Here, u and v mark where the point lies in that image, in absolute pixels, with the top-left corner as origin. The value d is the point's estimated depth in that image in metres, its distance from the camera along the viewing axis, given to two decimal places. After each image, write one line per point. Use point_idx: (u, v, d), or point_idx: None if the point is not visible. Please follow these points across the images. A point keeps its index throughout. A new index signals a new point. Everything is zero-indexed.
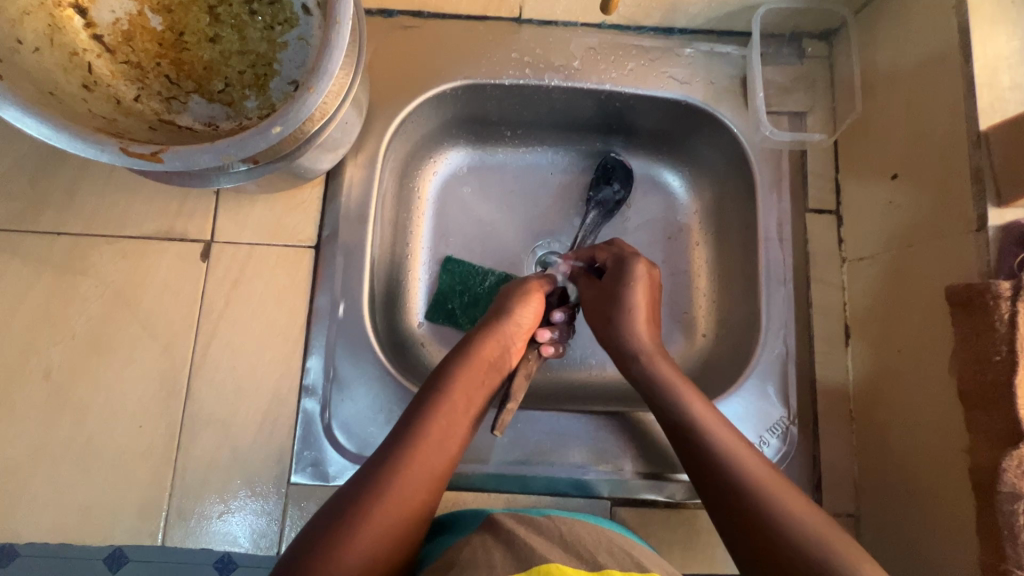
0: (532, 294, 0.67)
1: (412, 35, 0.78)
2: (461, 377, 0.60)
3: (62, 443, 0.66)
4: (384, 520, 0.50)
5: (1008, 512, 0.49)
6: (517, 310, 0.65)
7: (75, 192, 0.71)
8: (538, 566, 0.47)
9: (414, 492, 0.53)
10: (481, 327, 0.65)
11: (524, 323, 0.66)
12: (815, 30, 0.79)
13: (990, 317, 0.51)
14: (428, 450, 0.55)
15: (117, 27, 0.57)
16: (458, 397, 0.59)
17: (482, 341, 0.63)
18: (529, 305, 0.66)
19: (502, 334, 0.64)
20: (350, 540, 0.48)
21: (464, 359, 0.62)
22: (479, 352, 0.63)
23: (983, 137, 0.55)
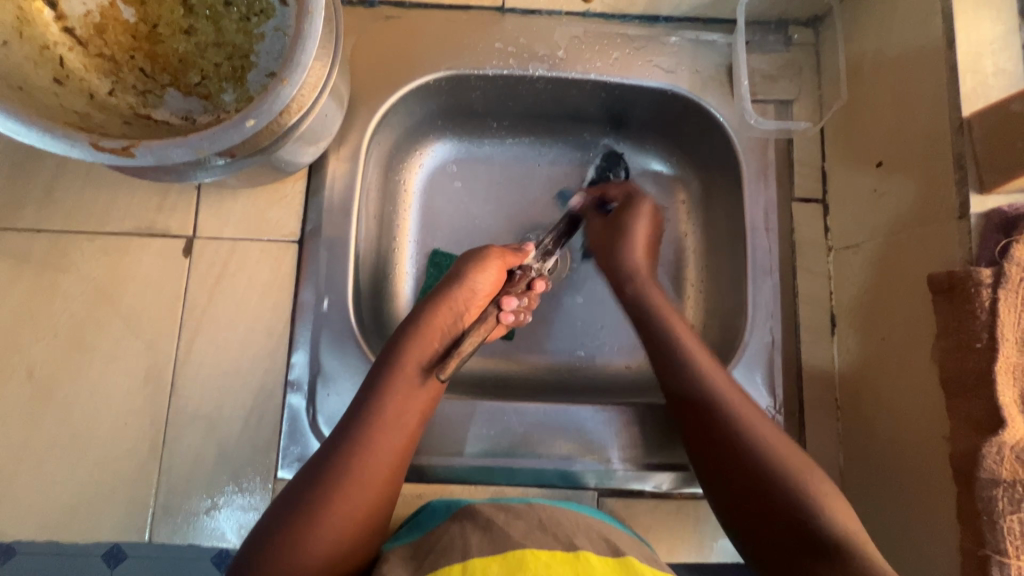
0: (489, 258, 0.65)
1: (393, 26, 0.76)
2: (415, 349, 0.60)
3: (47, 442, 0.66)
4: (356, 502, 0.53)
5: (987, 497, 0.49)
6: (471, 276, 0.64)
7: (54, 189, 0.71)
8: (514, 552, 0.49)
9: (377, 470, 0.55)
10: (433, 295, 0.64)
11: (478, 288, 0.64)
12: (802, 17, 0.78)
13: (971, 304, 0.51)
14: (387, 431, 0.56)
15: (89, 20, 0.56)
16: (414, 371, 0.59)
17: (435, 311, 0.62)
18: (484, 272, 0.64)
19: (453, 301, 0.63)
20: (314, 525, 0.51)
21: (419, 329, 0.61)
22: (430, 321, 0.62)
23: (967, 123, 0.55)
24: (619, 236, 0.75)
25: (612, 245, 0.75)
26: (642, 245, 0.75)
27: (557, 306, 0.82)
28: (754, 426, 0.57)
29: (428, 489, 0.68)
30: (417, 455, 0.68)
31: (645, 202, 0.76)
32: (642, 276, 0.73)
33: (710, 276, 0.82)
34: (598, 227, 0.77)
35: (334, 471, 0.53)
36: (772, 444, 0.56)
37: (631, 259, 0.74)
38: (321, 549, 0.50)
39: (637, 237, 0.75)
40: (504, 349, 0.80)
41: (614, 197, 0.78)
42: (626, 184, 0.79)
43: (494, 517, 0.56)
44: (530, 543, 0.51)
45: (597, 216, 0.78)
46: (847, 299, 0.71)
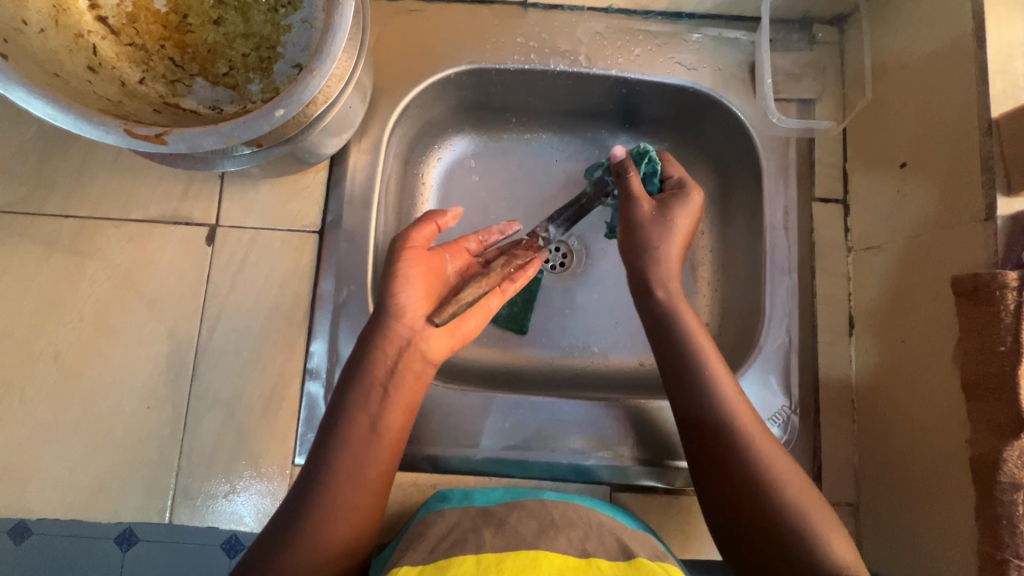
0: (407, 265, 0.60)
1: (416, 19, 0.77)
2: (372, 372, 0.59)
3: (72, 422, 0.67)
4: (328, 531, 0.54)
5: (1008, 502, 0.49)
6: (396, 292, 0.59)
7: (81, 175, 0.72)
8: (527, 552, 0.50)
9: (348, 501, 0.55)
10: (370, 323, 0.60)
11: (410, 298, 0.60)
12: (827, 16, 0.77)
13: (996, 307, 0.51)
14: (347, 468, 0.56)
15: (122, 9, 0.57)
16: (369, 396, 0.58)
17: (381, 332, 0.59)
18: (410, 284, 0.60)
19: (387, 325, 0.59)
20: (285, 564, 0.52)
21: (370, 353, 0.59)
22: (376, 349, 0.59)
23: (995, 125, 0.54)
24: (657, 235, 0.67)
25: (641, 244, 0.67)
26: (676, 240, 0.67)
27: (572, 302, 0.82)
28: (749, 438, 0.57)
29: (442, 479, 0.69)
30: (432, 446, 0.69)
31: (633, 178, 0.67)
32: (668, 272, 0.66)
33: (726, 274, 0.82)
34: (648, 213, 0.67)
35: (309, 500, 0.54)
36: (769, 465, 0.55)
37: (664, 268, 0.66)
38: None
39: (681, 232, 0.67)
40: (520, 343, 0.81)
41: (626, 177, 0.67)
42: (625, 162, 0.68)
43: (509, 515, 0.57)
44: (543, 544, 0.52)
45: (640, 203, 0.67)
46: (864, 300, 0.71)
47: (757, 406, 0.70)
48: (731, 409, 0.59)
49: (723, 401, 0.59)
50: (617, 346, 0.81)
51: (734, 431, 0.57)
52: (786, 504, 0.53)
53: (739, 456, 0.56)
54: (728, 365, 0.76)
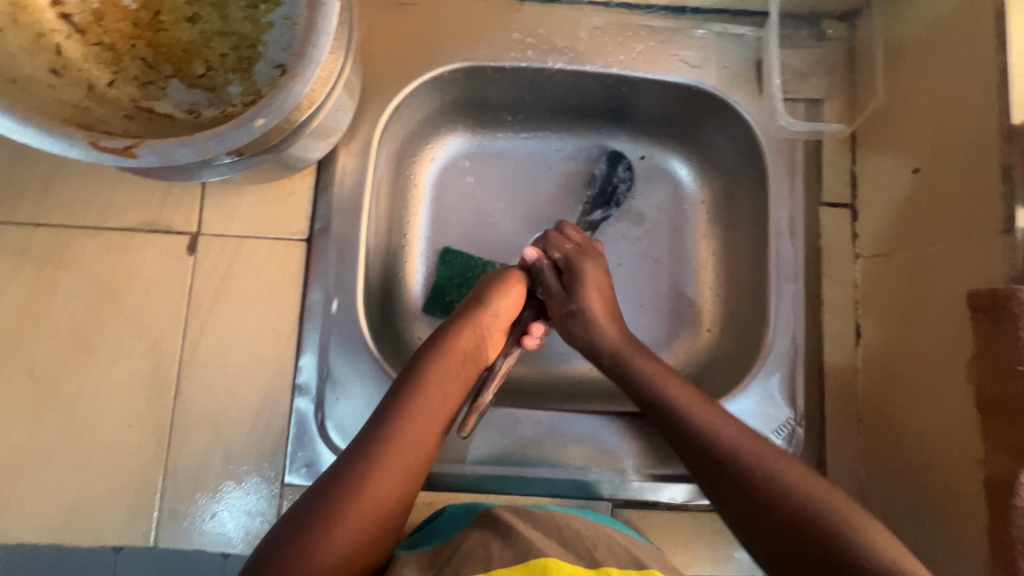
0: (510, 283, 0.65)
1: (407, 14, 0.73)
2: (434, 370, 0.58)
3: (49, 443, 0.64)
4: (350, 531, 0.49)
5: (1022, 526, 0.48)
6: (494, 299, 0.63)
7: (53, 181, 0.68)
8: (534, 562, 0.48)
9: (395, 482, 0.52)
10: (457, 316, 0.62)
11: (503, 312, 0.63)
12: (837, 11, 0.74)
13: (1014, 324, 0.49)
14: (405, 447, 0.53)
15: (88, 6, 0.53)
16: (424, 396, 0.56)
17: (455, 331, 0.61)
18: (507, 296, 0.64)
19: (477, 325, 0.62)
20: (327, 537, 0.48)
21: (440, 347, 0.59)
22: (454, 344, 0.60)
23: (1016, 132, 0.52)
24: (577, 323, 0.65)
25: (578, 330, 0.65)
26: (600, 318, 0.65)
27: None
28: (710, 434, 0.56)
29: (439, 497, 0.67)
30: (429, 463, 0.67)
31: (587, 264, 0.67)
32: (615, 351, 0.64)
33: (729, 281, 0.79)
34: (559, 313, 0.66)
35: (340, 491, 0.50)
36: (746, 457, 0.54)
37: (605, 334, 0.64)
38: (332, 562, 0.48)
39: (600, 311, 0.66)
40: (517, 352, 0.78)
41: (558, 258, 0.68)
42: (565, 230, 0.70)
43: (512, 522, 0.55)
44: (550, 552, 0.50)
45: (592, 305, 0.66)
46: (872, 310, 0.69)
47: (762, 418, 0.69)
48: (697, 422, 0.57)
49: (694, 416, 0.57)
50: None
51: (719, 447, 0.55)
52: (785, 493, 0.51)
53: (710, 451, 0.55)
54: (732, 374, 0.74)
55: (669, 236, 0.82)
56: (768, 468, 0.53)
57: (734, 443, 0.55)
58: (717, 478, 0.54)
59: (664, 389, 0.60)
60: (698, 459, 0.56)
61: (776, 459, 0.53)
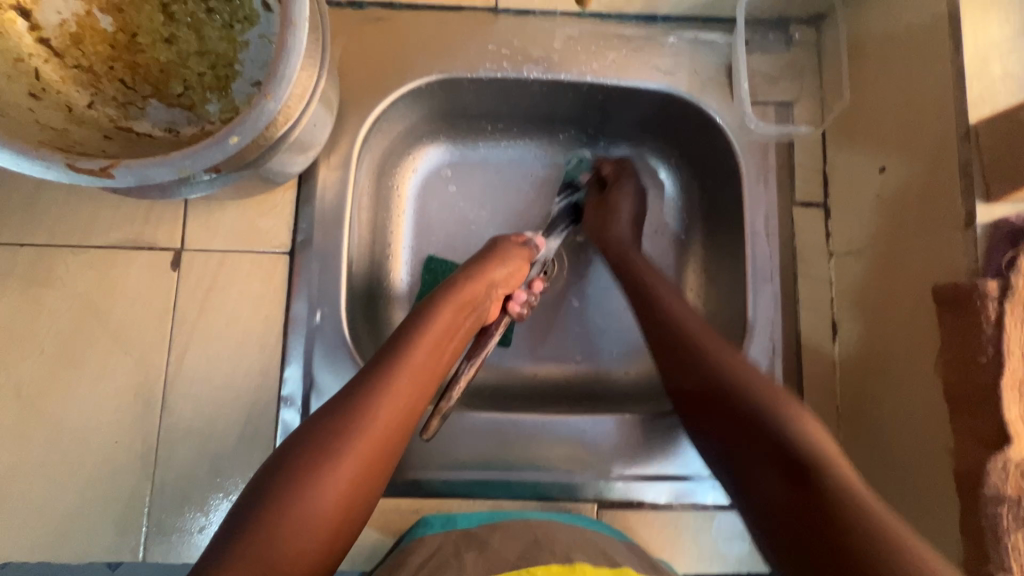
0: (519, 252, 0.70)
1: (383, 28, 0.74)
2: (445, 316, 0.60)
3: (35, 462, 0.65)
4: (359, 456, 0.48)
5: (992, 514, 0.49)
6: (503, 264, 0.67)
7: (36, 202, 0.69)
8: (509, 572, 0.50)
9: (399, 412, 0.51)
10: (468, 270, 0.66)
11: (508, 276, 0.68)
12: (803, 15, 0.76)
13: (977, 317, 0.50)
14: (412, 380, 0.54)
15: (65, 29, 0.54)
16: (434, 338, 0.58)
17: (467, 284, 0.64)
18: (513, 264, 0.69)
19: (487, 282, 0.65)
20: (333, 462, 0.46)
21: (447, 297, 0.62)
22: (462, 295, 0.63)
23: (973, 131, 0.53)
24: (598, 213, 0.76)
25: (602, 220, 0.75)
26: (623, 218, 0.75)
27: (555, 312, 0.81)
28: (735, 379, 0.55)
29: (426, 503, 0.67)
30: (414, 468, 0.68)
31: (630, 177, 0.78)
32: (622, 243, 0.73)
33: (709, 281, 0.81)
34: (592, 210, 0.77)
35: (349, 412, 0.50)
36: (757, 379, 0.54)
37: (617, 231, 0.74)
38: (336, 490, 0.46)
39: (625, 213, 0.75)
40: (499, 358, 0.79)
41: (608, 173, 0.79)
42: (627, 160, 0.80)
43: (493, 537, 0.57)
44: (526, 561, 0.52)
45: (625, 211, 0.75)
46: (847, 306, 0.70)
47: None
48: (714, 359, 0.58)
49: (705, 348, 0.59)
50: (600, 356, 0.80)
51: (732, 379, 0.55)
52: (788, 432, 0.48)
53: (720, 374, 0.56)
54: None
55: (649, 238, 0.83)
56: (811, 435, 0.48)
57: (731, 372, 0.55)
58: (722, 407, 0.54)
59: (700, 346, 0.60)
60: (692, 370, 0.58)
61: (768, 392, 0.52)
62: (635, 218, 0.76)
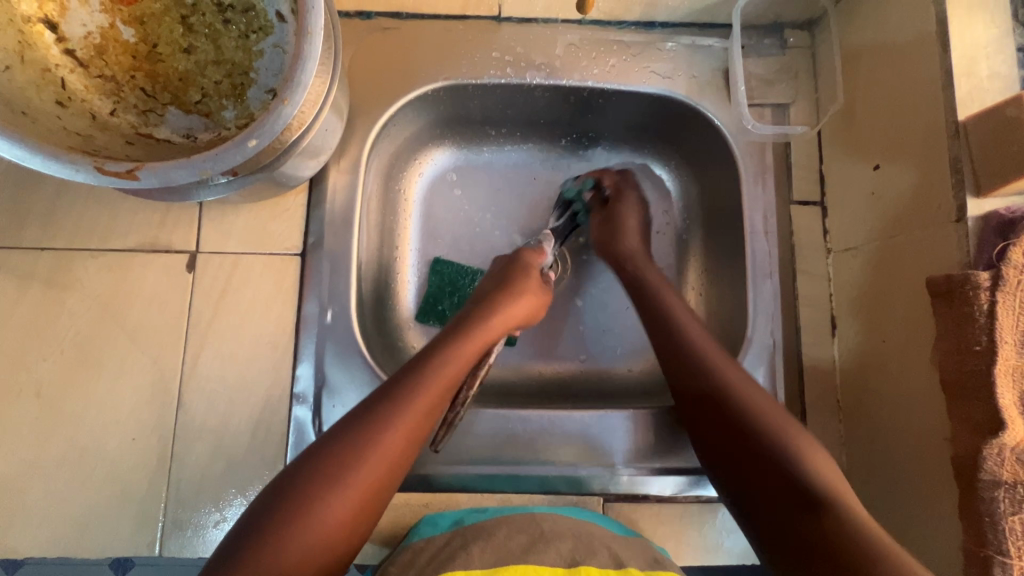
0: (535, 288, 0.71)
1: (390, 37, 0.77)
2: (461, 349, 0.61)
3: (55, 459, 0.66)
4: (376, 471, 0.51)
5: (988, 499, 0.50)
6: (522, 297, 0.68)
7: (57, 207, 0.71)
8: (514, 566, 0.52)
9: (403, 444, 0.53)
10: (491, 299, 0.67)
11: (522, 310, 0.68)
12: (797, 20, 0.78)
13: (970, 307, 0.52)
14: (420, 413, 0.55)
15: (89, 41, 0.57)
16: (450, 371, 0.59)
17: (486, 316, 0.65)
18: (532, 294, 0.70)
19: (505, 315, 0.66)
20: (331, 496, 0.49)
21: (469, 328, 0.63)
22: (482, 327, 0.64)
23: (962, 128, 0.55)
24: (608, 229, 0.78)
25: (611, 235, 0.77)
26: (631, 225, 0.78)
27: (559, 312, 0.83)
28: (749, 406, 0.57)
29: (435, 497, 0.69)
30: (424, 464, 0.69)
31: (632, 192, 0.80)
32: (636, 258, 0.75)
33: (710, 279, 0.82)
34: (598, 223, 0.79)
35: (357, 446, 0.51)
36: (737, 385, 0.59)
37: (625, 242, 0.76)
38: (332, 521, 0.48)
39: (631, 225, 0.78)
40: (505, 357, 0.81)
41: (609, 186, 0.80)
42: (629, 174, 0.82)
43: (500, 529, 0.59)
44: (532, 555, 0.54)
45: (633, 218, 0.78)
46: (845, 302, 0.71)
47: None
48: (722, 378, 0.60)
49: (709, 363, 0.61)
50: (604, 353, 0.82)
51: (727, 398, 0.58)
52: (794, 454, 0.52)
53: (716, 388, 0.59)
54: None
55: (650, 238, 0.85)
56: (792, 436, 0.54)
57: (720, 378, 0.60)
58: (709, 418, 0.59)
59: (715, 369, 0.61)
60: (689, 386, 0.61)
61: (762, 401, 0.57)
62: (642, 229, 0.78)
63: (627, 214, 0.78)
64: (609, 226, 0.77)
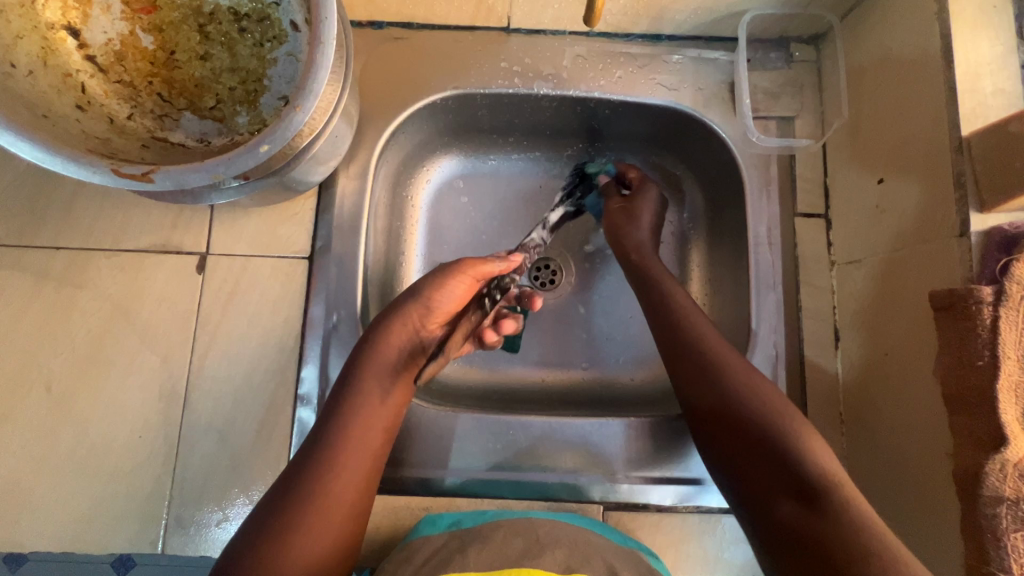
0: (451, 274, 0.64)
1: (401, 47, 0.78)
2: (370, 375, 0.60)
3: (63, 455, 0.67)
4: (332, 508, 0.53)
5: (990, 515, 0.50)
6: (428, 293, 0.63)
7: (73, 207, 0.73)
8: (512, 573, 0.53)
9: (347, 482, 0.54)
10: (389, 313, 0.63)
11: (436, 306, 0.63)
12: (803, 35, 0.79)
13: (973, 322, 0.52)
14: (349, 443, 0.56)
15: (110, 48, 0.59)
16: (363, 405, 0.58)
17: (390, 328, 0.62)
18: (444, 287, 0.64)
19: (409, 320, 0.63)
20: (286, 538, 0.50)
21: (376, 349, 0.61)
22: (389, 341, 0.62)
23: (966, 143, 0.56)
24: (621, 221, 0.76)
25: (625, 220, 0.76)
26: (646, 226, 0.76)
27: (561, 319, 0.83)
28: (759, 417, 0.55)
29: (434, 502, 0.69)
30: (424, 467, 0.70)
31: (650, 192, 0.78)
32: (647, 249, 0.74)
33: (714, 290, 0.83)
34: (614, 206, 0.78)
35: (295, 486, 0.53)
36: (762, 402, 0.56)
37: (637, 232, 0.75)
38: (302, 557, 0.50)
39: (647, 220, 0.76)
40: (507, 364, 0.82)
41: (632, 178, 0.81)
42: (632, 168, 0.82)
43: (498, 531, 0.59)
44: (532, 561, 0.55)
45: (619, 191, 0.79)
46: (848, 314, 0.71)
47: None
48: (732, 386, 0.58)
49: (708, 365, 0.60)
50: (607, 362, 0.82)
51: (744, 407, 0.56)
52: (800, 452, 0.52)
53: (722, 399, 0.58)
54: None
55: None
56: (816, 456, 0.52)
57: (733, 392, 0.58)
58: (731, 431, 0.56)
59: (743, 388, 0.58)
60: (710, 403, 0.59)
61: (781, 412, 0.55)
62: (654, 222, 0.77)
63: (642, 210, 0.76)
64: (631, 214, 0.76)
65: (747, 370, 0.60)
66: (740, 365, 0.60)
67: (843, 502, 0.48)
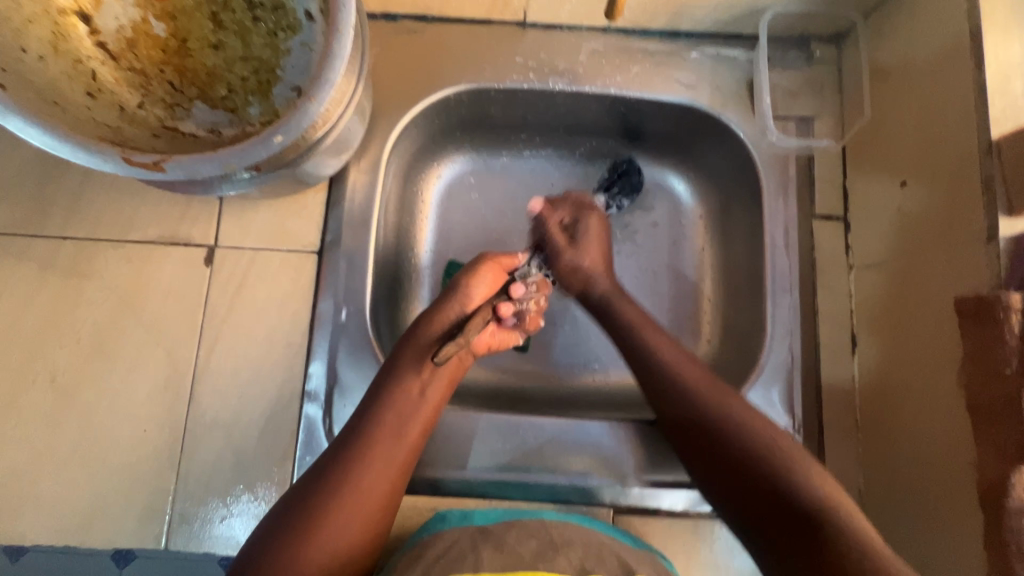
0: (481, 266, 0.65)
1: (415, 40, 0.77)
2: (403, 369, 0.60)
3: (66, 447, 0.67)
4: (357, 509, 0.53)
5: (1015, 529, 0.50)
6: (462, 286, 0.64)
7: (80, 196, 0.72)
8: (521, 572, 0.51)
9: (371, 479, 0.55)
10: (429, 309, 0.64)
11: (470, 298, 0.64)
12: (824, 34, 0.78)
13: (1000, 329, 0.51)
14: (381, 435, 0.56)
15: (121, 34, 0.58)
16: (394, 398, 0.58)
17: (425, 322, 0.62)
18: (478, 279, 0.65)
19: (444, 313, 0.63)
20: (306, 540, 0.50)
21: (410, 343, 0.62)
22: (424, 334, 0.62)
23: (995, 146, 0.54)
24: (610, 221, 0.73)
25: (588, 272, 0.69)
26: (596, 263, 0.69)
27: (572, 319, 0.82)
28: (734, 421, 0.56)
29: (441, 501, 0.68)
30: (434, 467, 0.68)
31: (592, 218, 0.71)
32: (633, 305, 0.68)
33: (727, 291, 0.81)
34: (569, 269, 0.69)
35: (319, 487, 0.53)
36: (742, 414, 0.57)
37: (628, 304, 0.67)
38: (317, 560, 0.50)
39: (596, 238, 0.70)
40: (517, 363, 0.80)
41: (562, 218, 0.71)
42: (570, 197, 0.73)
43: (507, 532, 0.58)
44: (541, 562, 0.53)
45: (558, 238, 0.70)
46: (866, 318, 0.70)
47: None
48: (717, 405, 0.58)
49: (682, 376, 0.61)
50: (618, 364, 0.81)
51: (716, 417, 0.57)
52: (789, 470, 0.52)
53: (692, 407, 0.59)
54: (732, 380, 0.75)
55: (668, 247, 0.84)
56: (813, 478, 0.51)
57: (702, 407, 0.58)
58: (706, 441, 0.57)
59: (703, 395, 0.59)
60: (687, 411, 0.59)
61: (759, 427, 0.56)
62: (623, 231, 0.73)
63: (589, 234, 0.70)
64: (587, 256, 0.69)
65: (706, 374, 0.61)
66: (696, 368, 0.62)
67: (845, 520, 0.48)
